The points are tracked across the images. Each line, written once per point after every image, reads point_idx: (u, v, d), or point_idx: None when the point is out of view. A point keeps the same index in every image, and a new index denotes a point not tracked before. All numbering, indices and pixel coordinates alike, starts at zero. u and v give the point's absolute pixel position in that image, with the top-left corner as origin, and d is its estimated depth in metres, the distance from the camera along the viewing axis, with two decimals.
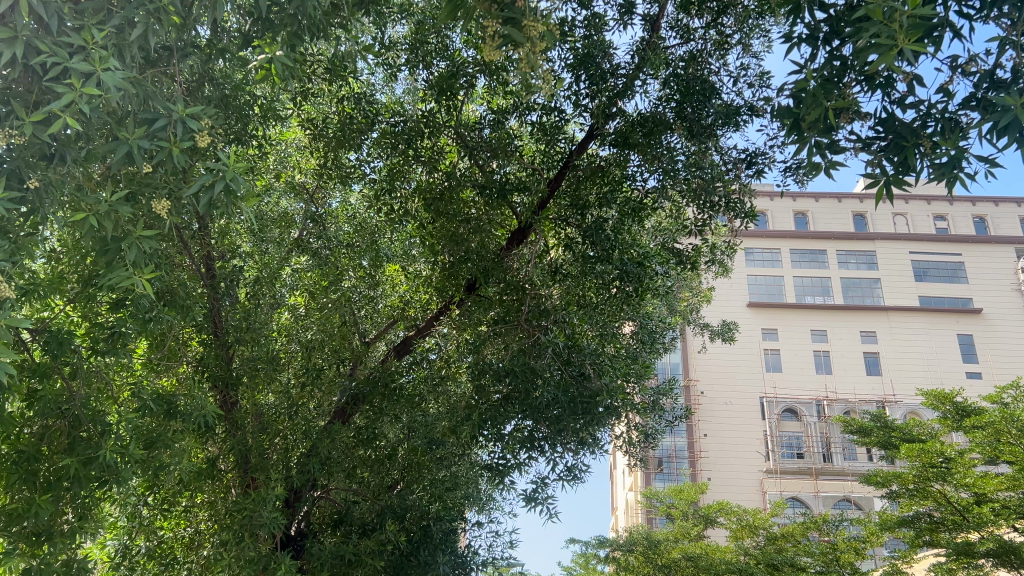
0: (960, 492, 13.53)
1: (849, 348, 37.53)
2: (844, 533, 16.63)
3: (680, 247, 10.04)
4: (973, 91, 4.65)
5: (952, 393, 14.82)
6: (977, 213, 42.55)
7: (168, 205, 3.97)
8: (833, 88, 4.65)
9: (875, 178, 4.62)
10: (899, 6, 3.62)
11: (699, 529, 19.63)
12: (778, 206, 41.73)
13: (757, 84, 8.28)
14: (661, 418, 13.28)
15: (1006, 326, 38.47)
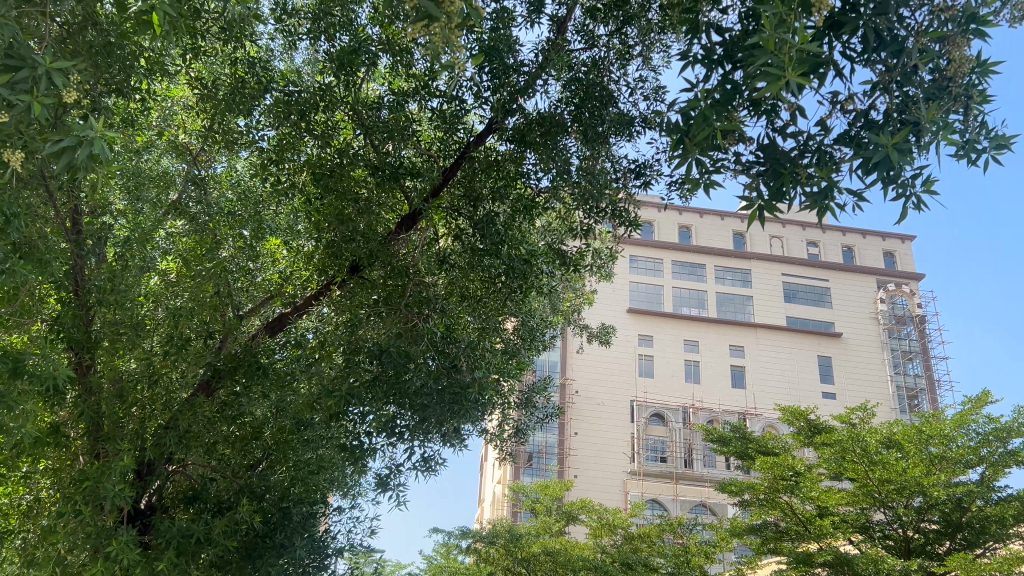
0: (805, 504, 14.31)
1: (718, 360, 39.06)
2: (696, 537, 17.33)
3: (567, 249, 10.19)
4: (848, 128, 4.91)
5: (806, 411, 15.67)
6: (846, 242, 45.05)
7: (16, 159, 3.72)
8: (722, 111, 4.81)
9: (750, 201, 4.82)
10: (791, 40, 3.82)
11: (561, 525, 20.02)
12: (665, 217, 43.06)
13: (652, 96, 8.50)
14: (534, 414, 13.47)
15: (861, 352, 40.90)
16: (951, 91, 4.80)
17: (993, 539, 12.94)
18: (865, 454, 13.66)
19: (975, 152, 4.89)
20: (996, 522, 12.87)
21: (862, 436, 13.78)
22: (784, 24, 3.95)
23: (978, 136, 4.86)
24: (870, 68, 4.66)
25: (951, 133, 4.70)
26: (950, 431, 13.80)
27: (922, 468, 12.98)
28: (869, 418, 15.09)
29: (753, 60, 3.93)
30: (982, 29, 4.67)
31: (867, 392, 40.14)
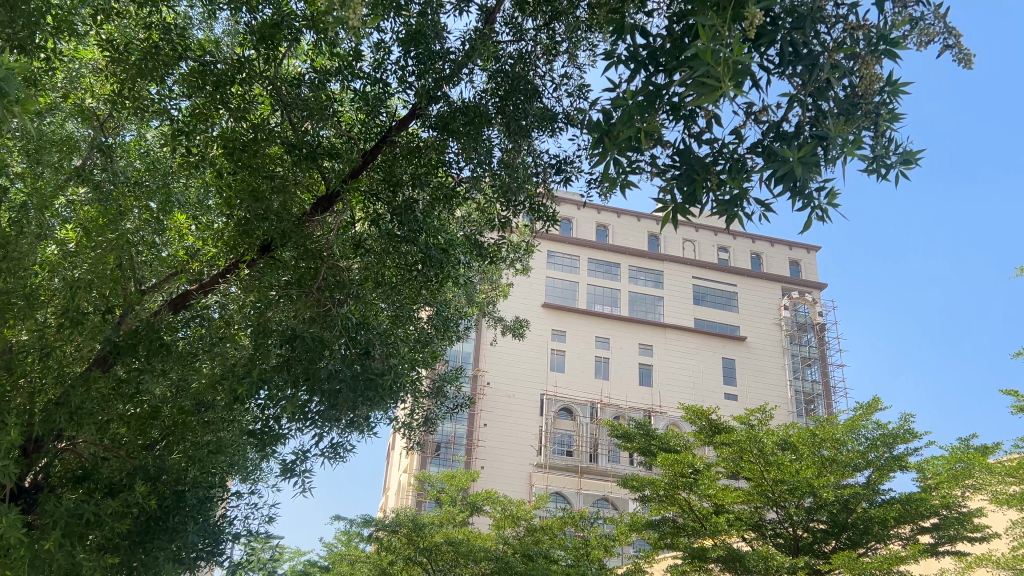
0: (703, 501, 14.72)
1: (627, 357, 39.78)
2: (597, 530, 17.63)
3: (485, 240, 10.20)
4: (760, 138, 5.05)
5: (708, 410, 16.12)
6: (755, 249, 46.46)
7: None
8: (643, 113, 4.88)
9: (664, 203, 4.90)
10: (716, 49, 3.92)
11: (464, 515, 20.05)
12: (583, 215, 43.51)
13: (577, 94, 8.56)
14: (443, 405, 13.44)
15: (763, 356, 42.29)
16: (861, 108, 4.98)
17: (875, 539, 13.58)
18: (761, 455, 14.13)
19: (880, 168, 5.10)
20: (878, 523, 13.51)
21: (759, 437, 14.29)
22: (716, 34, 4.03)
23: (883, 153, 5.06)
24: (786, 81, 4.79)
25: (858, 149, 4.88)
26: (841, 435, 14.39)
27: (814, 469, 13.52)
28: (767, 420, 15.61)
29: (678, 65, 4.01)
30: (892, 50, 4.87)
31: (766, 394, 41.56)
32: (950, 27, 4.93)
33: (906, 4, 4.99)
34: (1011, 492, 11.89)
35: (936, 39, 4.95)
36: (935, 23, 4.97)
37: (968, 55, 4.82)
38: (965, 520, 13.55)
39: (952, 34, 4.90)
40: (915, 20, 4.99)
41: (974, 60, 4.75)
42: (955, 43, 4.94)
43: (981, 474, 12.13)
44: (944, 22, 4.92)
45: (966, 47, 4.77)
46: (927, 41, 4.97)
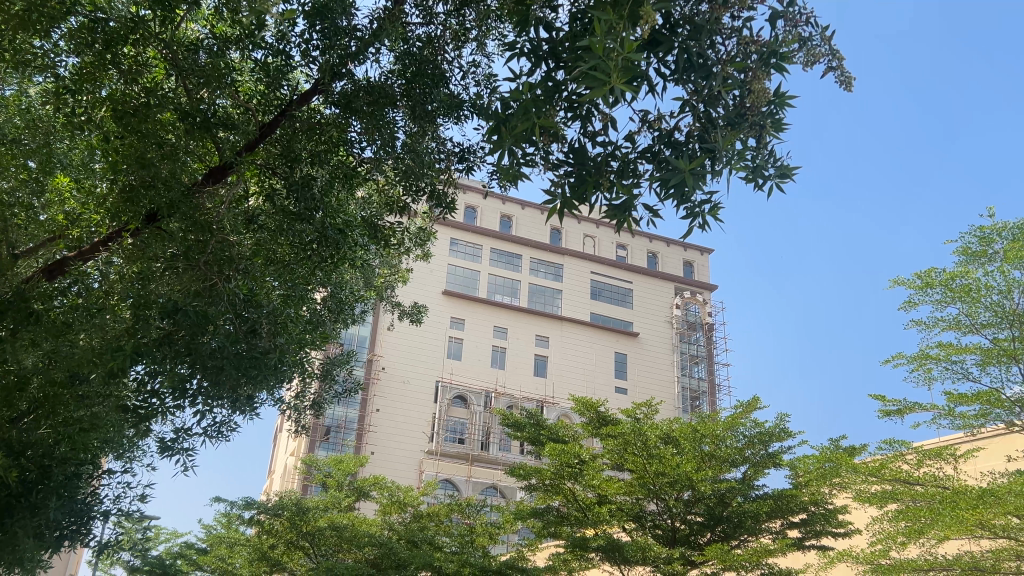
0: (586, 491, 15.01)
1: (524, 348, 40.13)
2: (483, 518, 17.78)
3: (384, 223, 10.09)
4: (652, 143, 5.18)
5: (597, 403, 16.44)
6: (652, 249, 47.60)
7: None
8: (541, 108, 4.93)
9: (557, 199, 4.97)
10: (615, 49, 4.01)
11: (350, 500, 19.80)
12: (489, 204, 43.36)
13: (483, 84, 8.56)
14: (333, 388, 13.23)
15: (654, 352, 43.47)
16: (748, 119, 5.16)
17: (747, 532, 14.17)
18: (644, 447, 14.47)
19: (761, 179, 5.30)
20: (752, 517, 14.09)
21: (644, 430, 14.60)
22: (610, 29, 4.14)
23: (765, 164, 5.27)
24: (681, 88, 4.93)
25: (743, 159, 5.07)
26: (722, 431, 14.91)
27: (694, 463, 13.98)
28: (652, 415, 16.03)
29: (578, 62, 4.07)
30: (781, 67, 5.06)
31: (655, 390, 42.71)
32: (835, 49, 5.16)
33: (796, 23, 5.20)
34: (872, 491, 12.60)
35: (821, 60, 5.18)
36: (822, 44, 5.20)
37: (849, 78, 5.06)
38: (830, 516, 14.31)
39: (837, 57, 5.14)
40: (803, 39, 5.20)
41: (853, 84, 5.00)
42: (838, 65, 5.18)
43: (848, 473, 12.79)
44: (830, 44, 5.15)
45: (847, 72, 5.02)
46: (814, 61, 5.19)
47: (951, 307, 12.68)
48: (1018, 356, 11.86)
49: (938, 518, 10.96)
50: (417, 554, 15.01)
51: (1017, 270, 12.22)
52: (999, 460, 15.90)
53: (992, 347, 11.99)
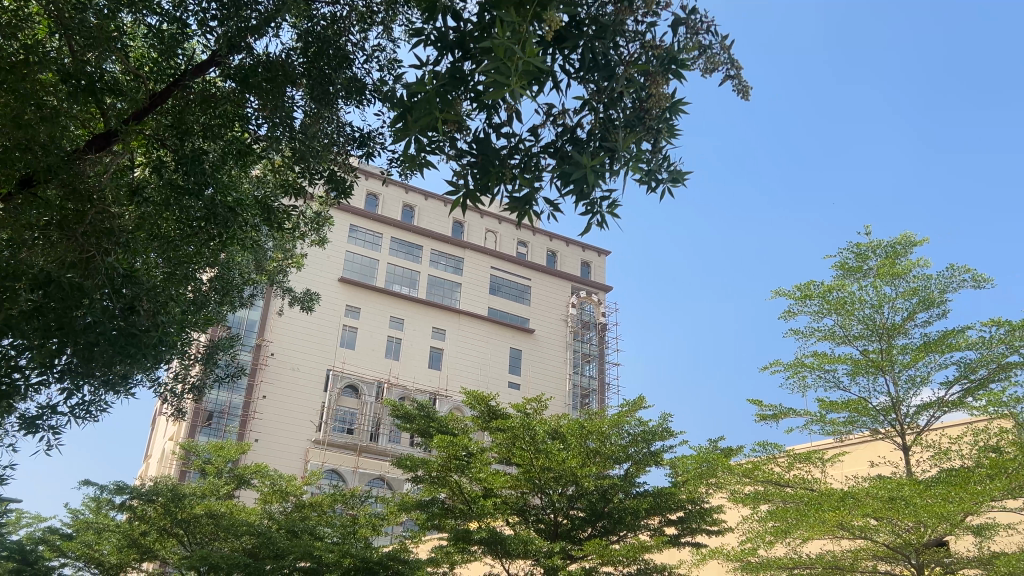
0: (472, 484, 15.02)
1: (419, 339, 39.88)
2: (367, 509, 17.57)
3: (280, 205, 9.82)
4: (554, 140, 5.22)
5: (487, 397, 16.48)
6: (551, 247, 48.13)
7: None
8: (445, 97, 4.88)
9: (458, 190, 4.94)
10: (519, 46, 4.03)
11: (230, 488, 19.19)
12: (390, 192, 42.91)
13: (387, 69, 8.43)
14: (216, 371, 12.78)
15: (548, 349, 43.99)
16: (646, 123, 5.24)
17: (626, 528, 14.52)
18: (532, 442, 14.56)
19: (654, 182, 5.41)
20: (631, 513, 14.50)
21: (533, 425, 14.71)
22: (514, 29, 4.11)
23: (658, 168, 5.37)
24: (583, 87, 4.99)
25: (640, 162, 5.16)
26: (607, 429, 15.22)
27: (579, 460, 14.21)
28: (542, 410, 16.19)
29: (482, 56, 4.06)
30: (680, 72, 5.18)
31: (547, 386, 43.22)
32: (732, 59, 5.32)
33: (697, 31, 5.33)
34: (746, 491, 13.10)
35: (719, 68, 5.32)
36: (721, 53, 5.34)
37: (745, 87, 5.22)
38: (706, 515, 14.82)
39: (734, 66, 5.29)
40: (703, 47, 5.33)
41: (748, 94, 5.16)
42: (735, 74, 5.33)
43: (724, 474, 13.23)
44: (729, 54, 5.30)
45: (743, 81, 5.17)
46: (712, 68, 5.33)
47: (826, 318, 13.30)
48: (885, 367, 12.57)
49: (804, 518, 11.47)
50: (296, 544, 14.69)
51: (888, 286, 12.93)
52: (863, 465, 16.83)
53: (862, 358, 12.66)
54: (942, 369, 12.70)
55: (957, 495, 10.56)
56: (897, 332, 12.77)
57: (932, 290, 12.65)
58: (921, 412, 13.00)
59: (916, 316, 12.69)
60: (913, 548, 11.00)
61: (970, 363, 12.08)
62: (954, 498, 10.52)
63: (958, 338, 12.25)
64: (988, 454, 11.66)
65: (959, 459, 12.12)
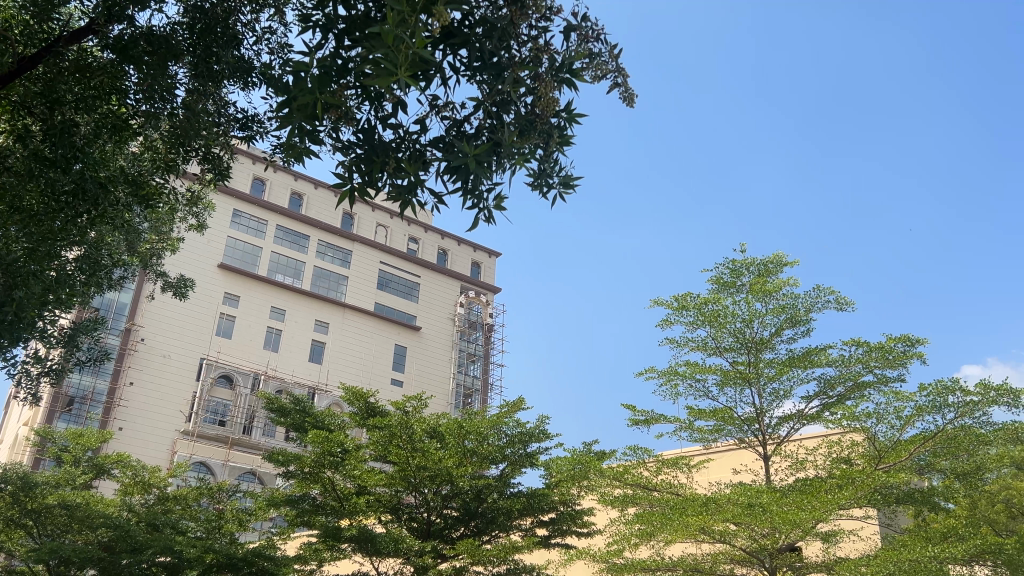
0: (345, 482, 14.77)
1: (300, 332, 38.97)
2: (235, 504, 17.04)
3: (157, 185, 9.41)
4: (441, 134, 5.17)
5: (366, 393, 16.26)
6: (441, 246, 48.06)
7: None
8: (330, 86, 4.77)
9: (341, 180, 4.83)
10: (408, 39, 3.96)
11: (87, 478, 18.19)
12: (279, 179, 41.75)
13: (276, 52, 8.19)
14: (77, 355, 12.07)
15: (432, 347, 43.89)
16: (537, 126, 5.26)
17: (498, 528, 14.69)
18: (409, 440, 14.45)
19: (546, 185, 5.46)
20: (504, 513, 14.70)
21: (411, 424, 14.59)
22: (403, 21, 4.05)
23: (550, 171, 5.43)
24: (472, 84, 4.97)
25: (527, 163, 5.20)
26: (486, 429, 15.30)
27: (455, 459, 14.21)
28: (421, 409, 16.08)
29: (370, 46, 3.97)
30: (569, 76, 5.24)
31: (429, 384, 43.05)
32: (620, 68, 5.43)
33: (588, 38, 5.41)
34: (616, 493, 13.42)
35: (608, 76, 5.43)
36: (609, 61, 5.45)
37: (632, 95, 5.35)
38: (576, 516, 15.13)
39: (621, 75, 5.40)
40: (593, 54, 5.42)
41: (633, 103, 5.29)
42: (622, 82, 5.45)
43: (596, 476, 13.50)
44: (617, 62, 5.41)
45: (630, 89, 5.30)
46: (600, 76, 5.43)
47: (700, 329, 13.79)
48: (752, 379, 13.15)
49: (668, 522, 11.86)
50: (155, 538, 14.06)
51: (759, 302, 13.51)
52: (727, 472, 17.58)
53: (731, 370, 13.21)
54: (803, 383, 13.38)
55: (809, 503, 11.14)
56: (765, 346, 13.35)
57: (798, 309, 13.29)
58: (782, 422, 13.65)
59: (783, 332, 13.31)
60: (767, 552, 11.55)
61: (829, 379, 12.78)
62: (807, 506, 11.08)
63: (820, 355, 12.92)
64: (839, 465, 12.33)
65: (814, 469, 12.78)
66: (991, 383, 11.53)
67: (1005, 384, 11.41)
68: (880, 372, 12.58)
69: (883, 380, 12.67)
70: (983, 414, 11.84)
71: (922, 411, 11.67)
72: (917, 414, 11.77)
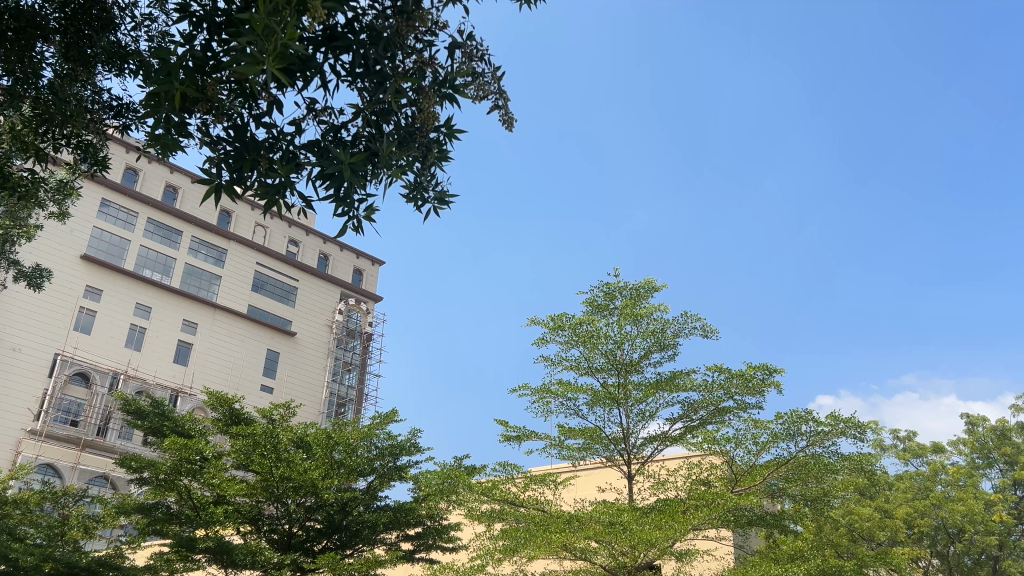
0: (202, 490, 14.10)
1: (166, 331, 37.19)
2: (81, 510, 16.04)
3: (12, 168, 8.80)
4: (318, 139, 5.04)
5: (232, 399, 15.67)
6: (322, 250, 47.19)
7: None
8: (204, 77, 4.55)
9: (208, 178, 4.63)
10: (279, 31, 3.82)
11: None
12: (153, 170, 39.87)
13: (156, 39, 7.81)
14: None
15: (306, 354, 42.94)
16: (416, 139, 5.21)
17: (361, 542, 14.50)
18: (274, 450, 13.96)
19: (420, 199, 5.43)
20: (369, 527, 14.49)
21: (275, 433, 14.16)
22: (276, 13, 3.87)
23: (426, 186, 5.40)
24: (352, 91, 4.86)
25: (402, 176, 5.13)
26: (355, 441, 15.06)
27: (321, 470, 13.83)
28: (289, 417, 15.62)
29: (236, 33, 3.80)
30: (451, 93, 5.23)
31: (299, 392, 41.96)
32: (502, 90, 5.48)
33: (472, 57, 5.43)
34: (483, 509, 13.40)
35: (489, 96, 5.46)
36: (491, 82, 5.48)
37: (511, 119, 5.40)
38: (442, 531, 15.21)
39: (502, 97, 5.45)
40: (476, 74, 5.43)
41: (513, 126, 5.34)
42: (503, 105, 5.50)
43: (464, 491, 13.40)
44: (499, 84, 5.45)
45: (510, 112, 5.34)
46: (482, 96, 5.45)
47: (574, 349, 14.02)
48: (620, 400, 13.46)
49: (532, 538, 11.94)
50: None
51: (630, 325, 13.86)
52: (591, 490, 17.95)
53: (601, 390, 13.47)
54: (668, 406, 13.80)
55: (668, 523, 11.45)
56: (634, 368, 13.72)
57: (666, 333, 13.73)
58: (646, 444, 14.00)
59: (651, 356, 13.70)
60: (627, 571, 11.76)
61: (693, 404, 13.23)
62: (665, 525, 11.38)
63: (685, 379, 13.37)
64: (698, 486, 12.71)
65: (674, 490, 13.13)
66: (840, 414, 12.22)
67: (853, 417, 12.12)
68: (739, 398, 13.13)
69: (743, 407, 13.22)
70: (833, 443, 12.47)
71: (777, 438, 12.23)
72: (772, 441, 12.33)
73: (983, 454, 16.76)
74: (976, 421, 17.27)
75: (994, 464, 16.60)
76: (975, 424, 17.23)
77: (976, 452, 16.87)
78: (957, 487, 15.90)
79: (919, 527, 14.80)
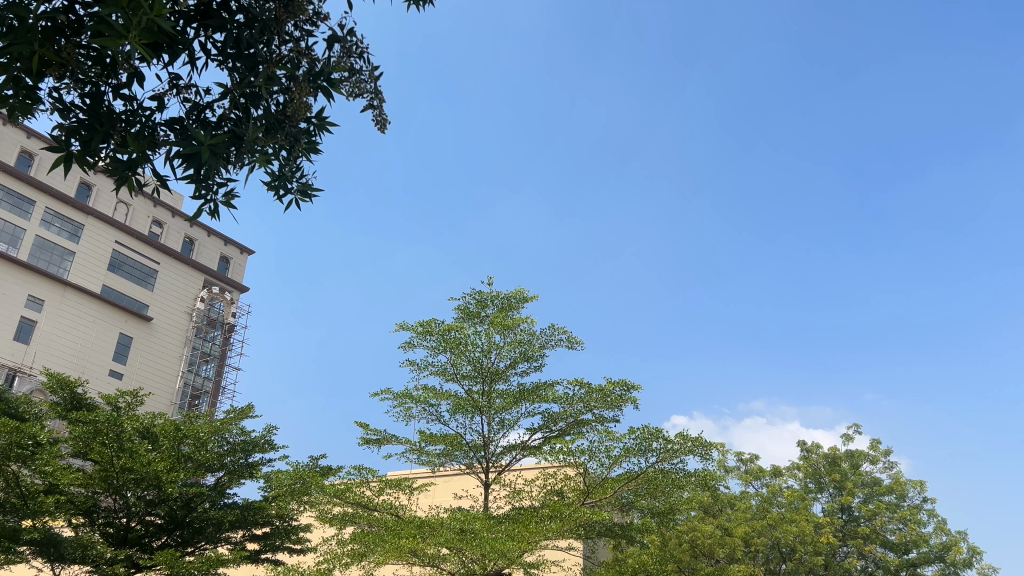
0: (31, 477, 13.06)
1: (9, 306, 34.36)
2: None
3: None
4: (180, 117, 4.80)
5: (74, 382, 14.74)
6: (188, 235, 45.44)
7: None
8: (61, 39, 4.21)
9: (53, 145, 4.29)
10: (147, 5, 3.54)
11: None
12: (8, 132, 37.04)
13: None
14: None
15: (161, 341, 41.09)
16: (285, 128, 5.06)
17: (204, 539, 14.00)
18: (117, 438, 12.92)
19: (285, 188, 5.28)
20: (214, 524, 14.02)
21: (120, 422, 13.13)
22: None
23: (291, 176, 5.26)
24: (221, 73, 4.64)
25: (267, 164, 4.97)
26: (205, 435, 14.54)
27: (168, 462, 13.05)
28: (136, 405, 14.86)
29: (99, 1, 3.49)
30: (326, 86, 5.10)
31: (150, 380, 40.11)
32: (377, 90, 5.41)
33: (350, 53, 5.33)
34: (334, 512, 13.09)
35: (364, 95, 5.39)
36: (367, 81, 5.41)
37: (384, 120, 5.35)
38: (291, 532, 14.93)
39: (378, 97, 5.38)
40: (352, 70, 5.34)
41: (386, 127, 5.29)
42: (377, 105, 5.43)
43: (316, 493, 13.09)
44: (375, 84, 5.38)
45: (384, 113, 5.29)
46: (357, 93, 5.37)
47: (440, 355, 13.99)
48: (482, 407, 13.54)
49: (382, 543, 11.78)
50: None
51: (498, 334, 13.96)
52: (448, 496, 18.00)
53: (464, 397, 13.52)
54: (529, 416, 13.98)
55: (520, 532, 11.55)
56: (499, 377, 13.81)
57: (533, 345, 13.90)
58: (505, 452, 14.11)
59: (517, 366, 13.85)
60: None
61: (553, 415, 13.42)
62: (517, 535, 11.46)
63: (547, 391, 13.56)
64: (552, 497, 12.92)
65: (528, 499, 13.28)
66: (689, 432, 12.72)
67: (701, 435, 12.65)
68: (598, 412, 13.45)
69: (601, 420, 13.54)
70: (680, 460, 12.94)
71: (629, 453, 12.61)
72: (625, 455, 12.69)
73: (816, 479, 17.83)
74: (811, 447, 18.38)
75: (824, 488, 17.69)
76: (810, 450, 18.34)
77: (810, 477, 17.94)
78: (791, 509, 16.86)
79: (755, 545, 15.55)
